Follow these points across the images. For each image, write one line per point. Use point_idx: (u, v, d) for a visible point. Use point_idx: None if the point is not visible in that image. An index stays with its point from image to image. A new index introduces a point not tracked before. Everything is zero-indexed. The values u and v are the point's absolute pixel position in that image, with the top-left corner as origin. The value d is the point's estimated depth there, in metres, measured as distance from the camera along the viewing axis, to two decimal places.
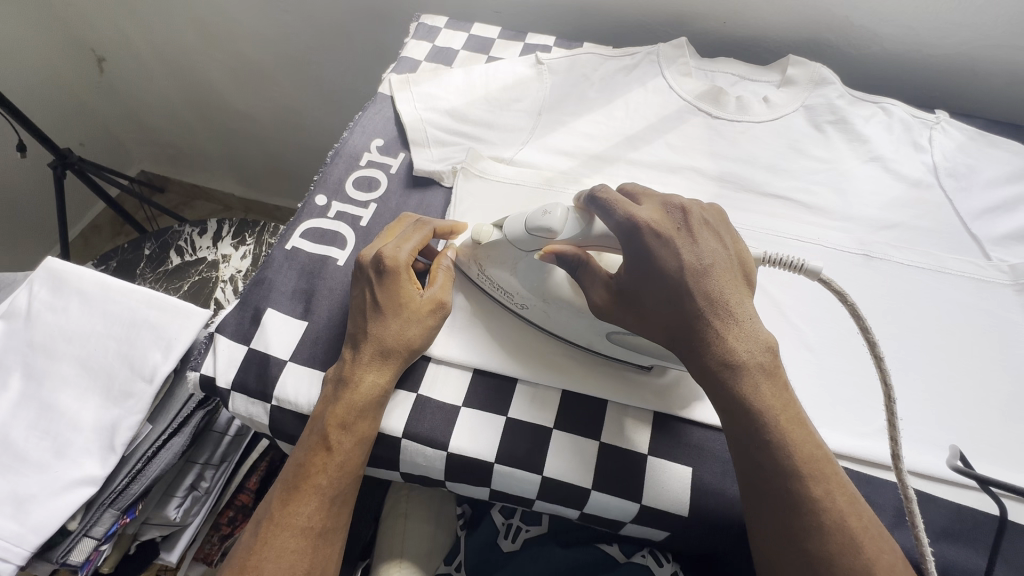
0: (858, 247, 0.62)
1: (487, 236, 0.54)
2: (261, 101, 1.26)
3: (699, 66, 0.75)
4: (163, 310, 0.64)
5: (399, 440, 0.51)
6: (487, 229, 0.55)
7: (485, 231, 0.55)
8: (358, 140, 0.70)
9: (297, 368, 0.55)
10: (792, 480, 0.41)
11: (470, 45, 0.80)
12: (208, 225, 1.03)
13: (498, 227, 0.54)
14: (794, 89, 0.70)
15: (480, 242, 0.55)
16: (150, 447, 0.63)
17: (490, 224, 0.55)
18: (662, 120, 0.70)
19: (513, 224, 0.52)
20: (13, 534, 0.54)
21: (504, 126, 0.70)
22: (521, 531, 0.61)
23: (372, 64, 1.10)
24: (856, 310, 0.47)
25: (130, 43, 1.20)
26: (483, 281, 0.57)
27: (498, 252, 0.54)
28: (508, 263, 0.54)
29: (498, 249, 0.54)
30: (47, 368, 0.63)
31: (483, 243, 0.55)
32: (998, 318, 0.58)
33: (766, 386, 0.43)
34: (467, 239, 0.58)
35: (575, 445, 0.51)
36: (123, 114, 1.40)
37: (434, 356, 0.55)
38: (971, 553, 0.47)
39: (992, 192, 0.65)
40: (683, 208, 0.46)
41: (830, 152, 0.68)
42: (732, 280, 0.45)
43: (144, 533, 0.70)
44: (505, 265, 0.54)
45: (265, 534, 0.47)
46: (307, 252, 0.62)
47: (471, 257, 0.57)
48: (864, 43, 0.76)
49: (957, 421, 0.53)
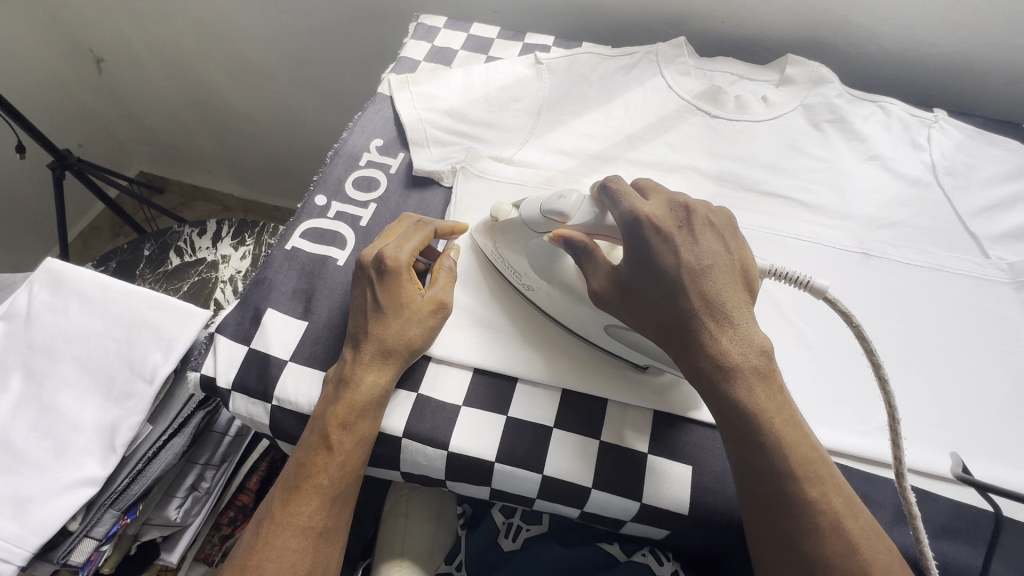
0: (857, 246, 0.62)
1: (505, 214, 0.56)
2: (259, 101, 1.26)
3: (698, 65, 0.75)
4: (163, 311, 0.64)
5: (399, 440, 0.51)
6: (506, 208, 0.56)
7: (504, 210, 0.56)
8: (357, 140, 0.70)
9: (297, 369, 0.55)
10: (786, 482, 0.41)
11: (469, 45, 0.80)
12: (208, 226, 1.03)
13: (516, 208, 0.56)
14: (792, 88, 0.70)
15: (497, 220, 0.56)
16: (151, 447, 0.63)
17: (510, 204, 0.57)
18: (661, 119, 0.70)
19: (531, 204, 0.53)
20: (14, 535, 0.54)
21: (503, 126, 0.71)
22: (521, 530, 0.61)
23: (371, 64, 1.10)
24: (861, 333, 0.46)
25: (128, 43, 1.20)
26: (496, 260, 0.58)
27: (512, 232, 0.55)
28: (520, 243, 0.55)
29: (512, 228, 0.55)
30: (47, 369, 0.63)
31: (500, 221, 0.56)
32: (997, 316, 0.58)
33: (760, 389, 0.43)
34: (486, 220, 0.59)
35: (575, 445, 0.51)
36: (122, 115, 1.40)
37: (434, 356, 0.55)
38: (970, 550, 0.47)
39: (990, 191, 0.65)
40: (687, 206, 0.46)
41: (829, 151, 0.68)
42: (731, 283, 0.45)
43: (144, 534, 0.70)
44: (517, 244, 0.55)
45: (266, 534, 0.47)
46: (306, 252, 0.62)
47: (489, 235, 0.58)
48: (862, 42, 0.76)
49: (956, 419, 0.53)
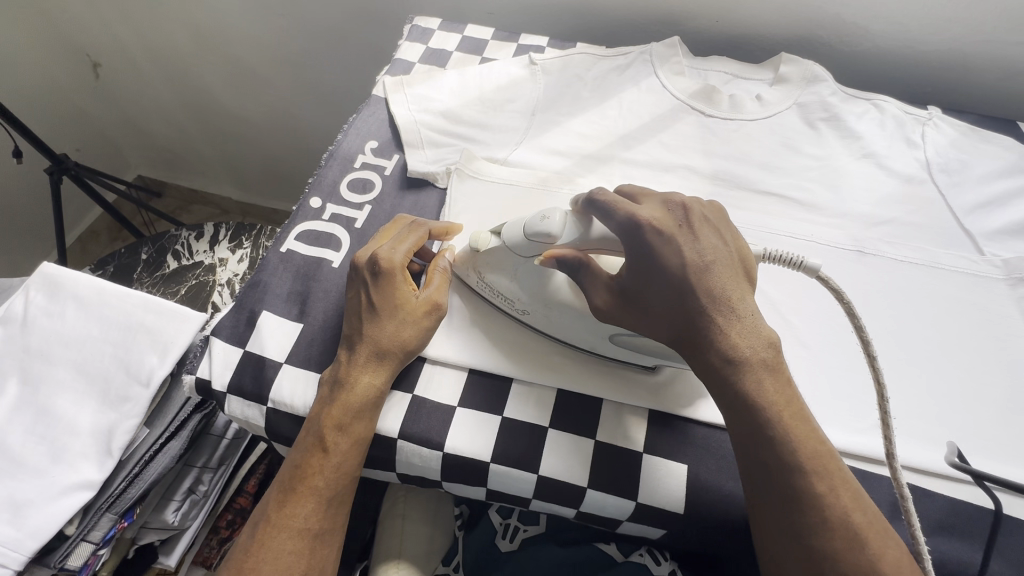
0: (851, 244, 0.63)
1: (486, 242, 0.54)
2: (256, 104, 1.26)
3: (692, 64, 0.75)
4: (159, 315, 0.64)
5: (395, 441, 0.52)
6: (485, 237, 0.54)
7: (483, 238, 0.54)
8: (352, 142, 0.70)
9: (293, 371, 0.55)
10: (796, 477, 0.41)
11: (463, 47, 0.80)
12: (205, 229, 1.04)
13: (496, 235, 0.54)
14: (786, 87, 0.70)
15: (478, 248, 0.54)
16: (148, 451, 0.64)
17: (489, 231, 0.55)
18: (656, 119, 0.71)
19: (512, 229, 0.51)
20: (11, 539, 0.54)
21: (498, 126, 0.71)
22: (519, 530, 0.60)
23: (367, 66, 1.10)
24: (852, 310, 0.46)
25: (124, 47, 1.20)
26: (481, 287, 0.57)
27: (496, 258, 0.53)
28: (506, 269, 0.53)
29: (497, 255, 0.53)
30: (44, 373, 0.63)
31: (482, 250, 0.54)
32: (992, 312, 0.58)
33: (769, 382, 0.43)
34: (466, 245, 0.58)
35: (570, 444, 0.51)
36: (119, 118, 1.40)
37: (429, 356, 0.55)
38: (966, 546, 0.47)
39: (984, 188, 0.65)
40: (684, 205, 0.46)
41: (823, 149, 0.68)
42: (733, 276, 0.45)
43: (141, 538, 0.70)
44: (504, 271, 0.53)
45: (262, 536, 0.47)
46: (301, 255, 0.62)
47: (470, 264, 0.57)
48: (856, 41, 0.76)
49: (953, 415, 0.53)
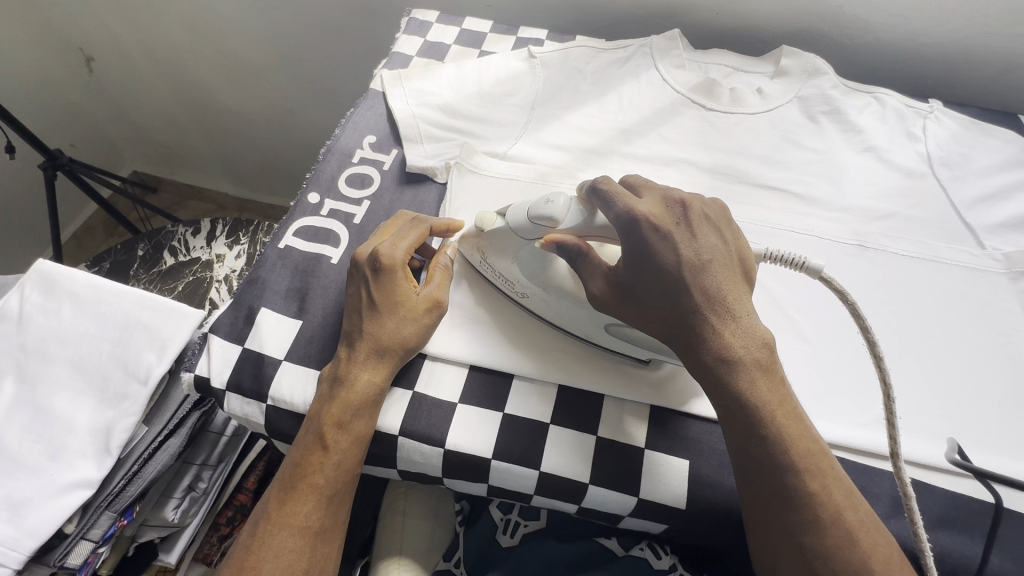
0: (853, 238, 0.62)
1: (490, 223, 0.54)
2: (251, 99, 1.25)
3: (692, 57, 0.74)
4: (157, 311, 0.63)
5: (395, 439, 0.51)
6: (490, 217, 0.55)
7: (488, 219, 0.54)
8: (349, 137, 0.70)
9: (292, 368, 0.54)
10: (787, 475, 0.41)
11: (461, 40, 0.79)
12: (202, 225, 1.02)
13: (502, 216, 0.54)
14: (787, 80, 0.70)
15: (483, 229, 0.55)
16: (147, 449, 0.63)
17: (495, 212, 0.55)
18: (656, 112, 0.70)
19: (517, 212, 0.51)
20: (9, 538, 0.54)
21: (497, 120, 0.70)
22: (520, 525, 0.61)
23: (364, 60, 1.09)
24: (856, 309, 0.46)
25: (118, 41, 1.19)
26: (485, 270, 0.57)
27: (498, 242, 0.54)
28: (509, 253, 0.53)
29: (499, 237, 0.53)
30: (40, 371, 0.62)
31: (486, 231, 0.55)
32: (993, 307, 0.58)
33: (762, 381, 0.43)
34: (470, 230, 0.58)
35: (572, 440, 0.51)
36: (113, 114, 1.38)
37: (429, 354, 0.55)
38: (968, 541, 0.47)
39: (986, 181, 0.65)
40: (683, 203, 0.45)
41: (824, 143, 0.68)
42: (731, 275, 0.44)
43: (142, 535, 0.70)
44: (505, 253, 0.54)
45: (263, 534, 0.46)
46: (300, 251, 0.62)
47: (474, 246, 0.57)
48: (858, 33, 0.76)
49: (954, 409, 0.53)
